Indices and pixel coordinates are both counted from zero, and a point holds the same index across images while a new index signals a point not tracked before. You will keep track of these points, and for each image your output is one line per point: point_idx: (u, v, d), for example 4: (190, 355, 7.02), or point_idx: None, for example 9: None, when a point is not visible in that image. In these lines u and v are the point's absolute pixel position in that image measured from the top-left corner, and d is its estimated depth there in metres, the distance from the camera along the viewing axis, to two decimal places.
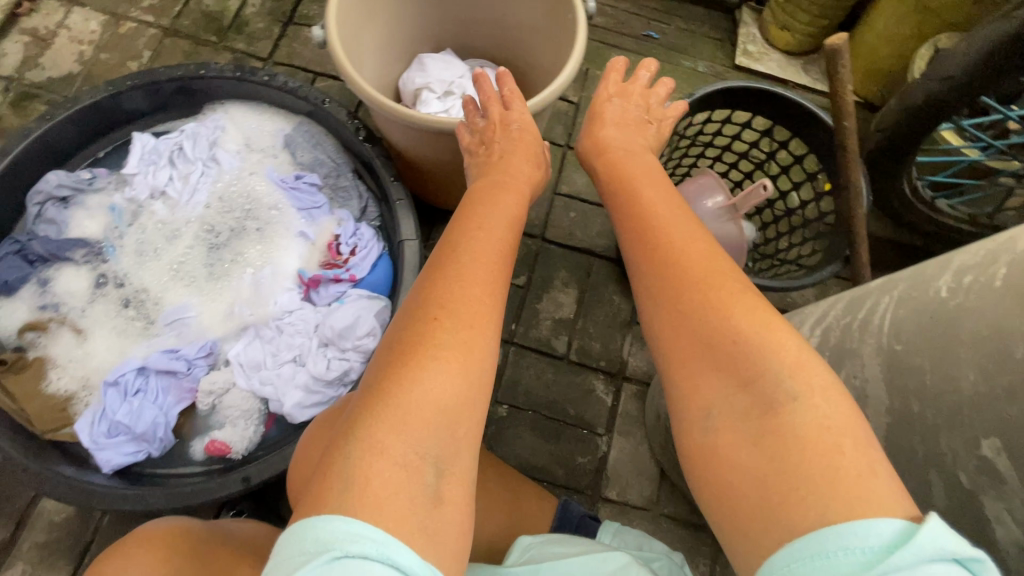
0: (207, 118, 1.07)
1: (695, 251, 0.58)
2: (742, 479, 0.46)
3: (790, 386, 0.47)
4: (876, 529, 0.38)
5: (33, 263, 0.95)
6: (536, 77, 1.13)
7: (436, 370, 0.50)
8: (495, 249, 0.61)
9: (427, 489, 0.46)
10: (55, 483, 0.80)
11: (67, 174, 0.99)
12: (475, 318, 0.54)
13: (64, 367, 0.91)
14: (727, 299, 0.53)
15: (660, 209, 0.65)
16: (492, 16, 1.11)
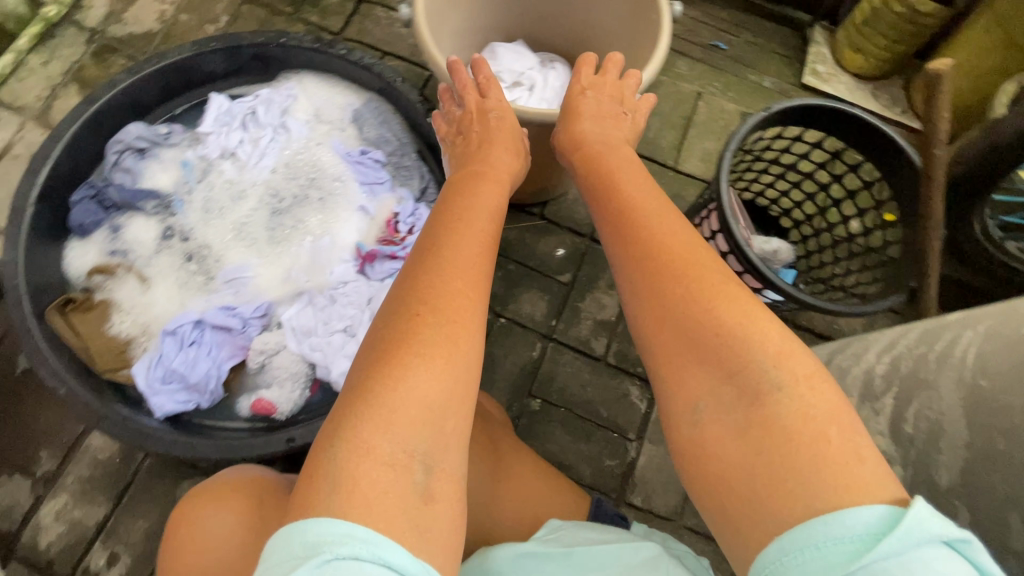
0: (281, 85, 1.09)
1: (676, 241, 0.60)
2: (732, 472, 0.50)
3: (776, 377, 0.50)
4: (863, 517, 0.42)
5: (107, 209, 0.98)
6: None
7: (421, 370, 0.51)
8: (477, 243, 0.62)
9: (416, 485, 0.48)
10: (112, 421, 0.83)
11: (146, 127, 1.02)
12: (457, 312, 0.55)
13: (127, 312, 0.94)
14: (711, 290, 0.55)
15: (641, 200, 0.66)
16: (570, 11, 1.11)
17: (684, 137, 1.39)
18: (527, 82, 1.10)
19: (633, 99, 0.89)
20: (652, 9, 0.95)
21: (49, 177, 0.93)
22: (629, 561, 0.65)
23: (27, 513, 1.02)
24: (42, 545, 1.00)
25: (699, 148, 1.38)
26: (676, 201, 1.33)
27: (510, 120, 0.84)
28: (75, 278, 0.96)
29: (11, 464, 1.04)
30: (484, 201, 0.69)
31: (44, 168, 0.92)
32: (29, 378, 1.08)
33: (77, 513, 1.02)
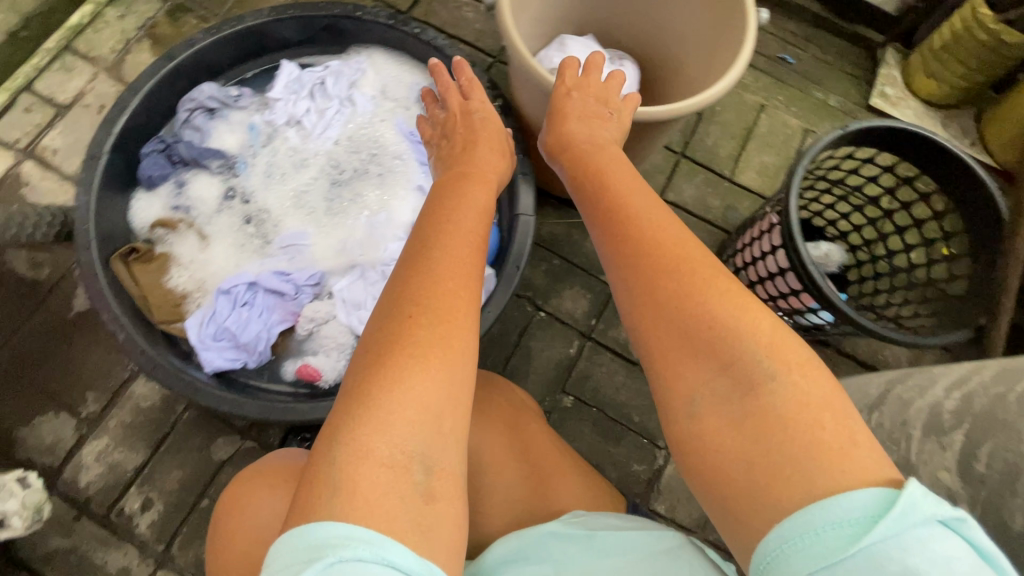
0: (351, 58, 1.09)
1: (667, 238, 0.60)
2: (730, 463, 0.50)
3: (770, 366, 0.50)
4: (858, 500, 0.42)
5: (174, 164, 1.00)
6: (677, 81, 1.11)
7: (419, 372, 0.51)
8: (468, 248, 0.62)
9: (416, 484, 0.48)
10: (165, 371, 0.85)
11: (218, 87, 1.03)
12: (450, 311, 0.56)
13: (185, 267, 0.96)
14: (704, 283, 0.55)
15: (632, 198, 0.66)
16: (646, 10, 1.09)
17: (743, 148, 1.36)
18: None
19: (619, 100, 0.88)
20: (737, 15, 0.93)
21: (124, 129, 0.95)
22: (650, 546, 0.64)
23: (70, 450, 1.05)
24: (82, 483, 1.04)
25: (757, 162, 1.35)
26: (728, 212, 1.31)
27: (490, 121, 0.84)
28: (138, 229, 0.98)
29: (59, 401, 1.07)
30: (470, 203, 0.69)
31: (120, 119, 0.93)
32: (82, 320, 1.11)
33: (117, 456, 1.05)
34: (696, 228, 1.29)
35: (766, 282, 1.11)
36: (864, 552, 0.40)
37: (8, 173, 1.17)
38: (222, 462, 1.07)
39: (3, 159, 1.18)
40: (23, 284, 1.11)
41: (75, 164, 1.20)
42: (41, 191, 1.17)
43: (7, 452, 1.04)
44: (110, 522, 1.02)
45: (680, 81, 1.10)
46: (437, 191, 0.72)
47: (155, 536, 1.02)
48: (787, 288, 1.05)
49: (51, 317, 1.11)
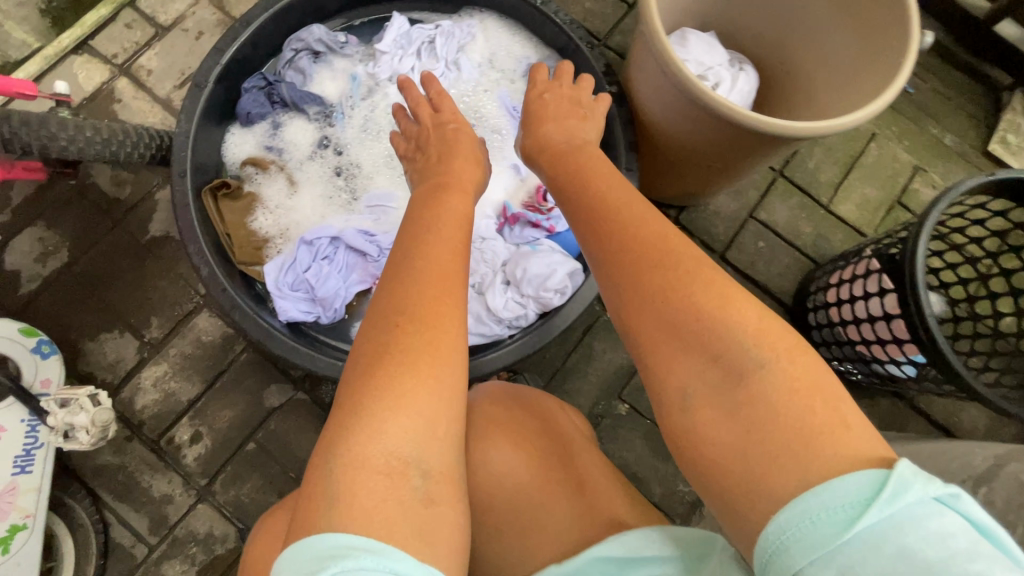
0: (462, 21, 1.04)
1: (647, 233, 0.59)
2: (726, 456, 0.49)
3: (758, 354, 0.49)
4: (854, 484, 0.42)
5: (273, 104, 0.97)
6: (802, 97, 1.04)
7: (410, 383, 0.55)
8: (450, 258, 0.65)
9: (413, 485, 0.52)
10: (243, 313, 0.84)
11: (327, 31, 0.99)
12: (435, 318, 0.59)
13: (272, 210, 0.95)
14: (693, 275, 0.54)
15: (611, 199, 0.65)
16: (784, 15, 1.01)
17: (844, 177, 1.28)
18: (712, 79, 1.03)
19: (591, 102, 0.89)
20: (896, 38, 0.85)
21: (231, 61, 0.92)
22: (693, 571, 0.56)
23: (130, 371, 1.06)
24: (137, 405, 1.05)
25: (857, 193, 1.27)
26: (818, 242, 1.24)
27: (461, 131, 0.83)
28: (230, 166, 0.97)
29: (125, 322, 1.08)
30: (449, 216, 0.71)
31: (230, 50, 0.91)
32: (157, 245, 1.11)
33: (173, 385, 1.06)
34: (783, 252, 1.23)
35: (843, 326, 1.06)
36: (860, 535, 0.40)
37: (103, 86, 1.17)
38: (272, 409, 1.07)
39: (99, 72, 1.17)
40: (104, 200, 1.11)
41: (168, 87, 1.18)
42: (131, 110, 1.17)
43: (72, 363, 1.06)
44: (158, 448, 1.03)
45: (805, 98, 1.02)
46: (418, 203, 0.73)
47: (200, 469, 1.03)
48: (870, 336, 0.99)
49: (127, 237, 1.11)
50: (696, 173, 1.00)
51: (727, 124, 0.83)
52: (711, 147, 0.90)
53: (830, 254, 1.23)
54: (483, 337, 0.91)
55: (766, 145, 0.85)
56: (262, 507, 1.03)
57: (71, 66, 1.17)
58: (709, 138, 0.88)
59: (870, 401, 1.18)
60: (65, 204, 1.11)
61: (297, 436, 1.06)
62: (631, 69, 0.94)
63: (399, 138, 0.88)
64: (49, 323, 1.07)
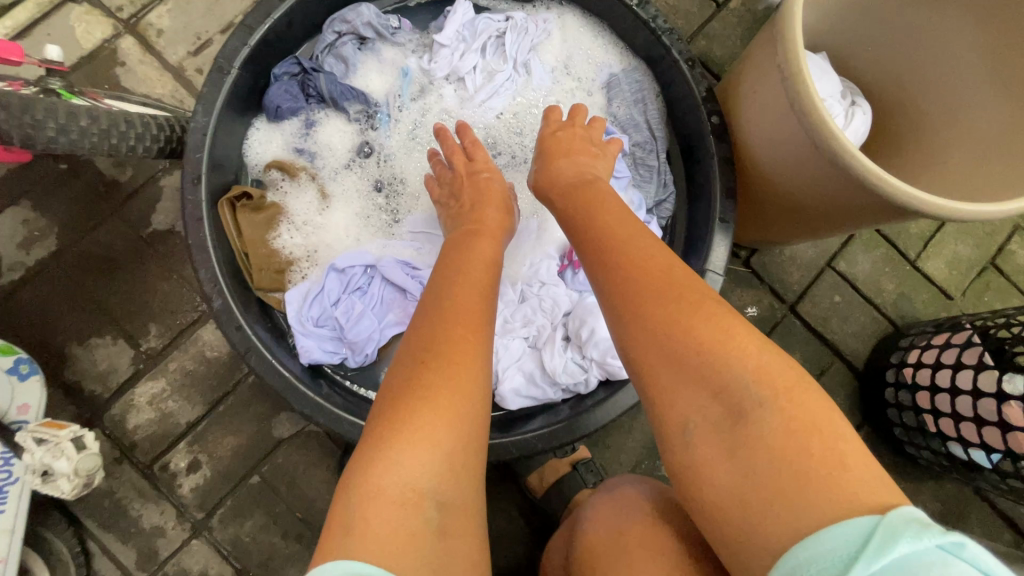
0: (538, 14, 0.88)
1: (654, 268, 0.55)
2: (725, 497, 0.45)
3: (755, 391, 0.45)
4: (840, 534, 0.38)
5: (307, 98, 0.82)
6: (915, 152, 0.85)
7: (429, 413, 0.50)
8: (465, 309, 0.57)
9: (428, 519, 0.46)
10: (261, 357, 0.71)
11: (378, 13, 0.82)
12: (459, 352, 0.54)
13: (298, 226, 0.80)
14: (702, 314, 0.50)
15: (619, 232, 0.60)
16: (926, 55, 0.83)
17: (938, 229, 1.13)
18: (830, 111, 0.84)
19: (603, 142, 0.79)
20: None
21: (262, 42, 0.76)
22: None
23: (122, 385, 0.94)
24: (129, 425, 0.93)
25: (949, 249, 1.13)
26: (900, 300, 1.11)
27: (495, 177, 0.75)
28: (252, 168, 0.82)
29: (120, 328, 0.95)
30: (474, 273, 0.62)
31: (262, 28, 0.75)
32: (159, 241, 0.97)
33: (171, 405, 0.94)
34: (860, 309, 1.10)
35: (922, 413, 0.93)
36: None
37: (104, 45, 0.99)
38: (281, 440, 0.95)
39: (100, 27, 0.99)
40: (100, 183, 0.96)
41: (179, 53, 1.00)
42: (136, 77, 0.99)
43: (57, 370, 0.93)
44: (151, 474, 0.93)
45: (922, 154, 0.83)
46: (452, 255, 0.65)
47: (197, 502, 0.93)
48: (974, 438, 0.84)
49: (126, 229, 0.96)
50: (779, 224, 0.83)
51: (853, 185, 0.66)
52: (826, 206, 0.73)
53: (910, 315, 1.10)
54: (533, 401, 0.79)
55: (887, 216, 0.69)
56: (264, 548, 0.93)
57: (68, 18, 0.99)
58: (817, 191, 0.71)
59: (935, 483, 1.07)
60: (55, 185, 0.95)
61: (307, 473, 0.95)
62: (741, 89, 0.76)
63: (433, 184, 0.79)
64: (31, 322, 0.94)
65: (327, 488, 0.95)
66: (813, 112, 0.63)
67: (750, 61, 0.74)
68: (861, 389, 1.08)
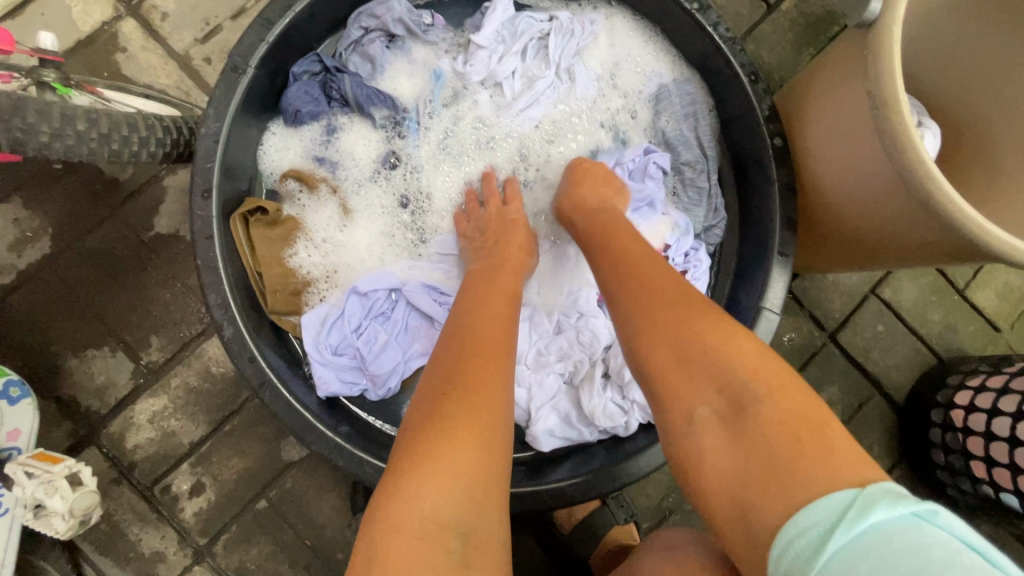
0: (584, 14, 0.80)
1: (674, 298, 0.48)
2: (723, 485, 0.41)
3: (754, 385, 0.42)
4: (819, 508, 0.36)
5: (330, 101, 0.75)
6: (988, 172, 0.69)
7: (453, 446, 0.43)
8: (492, 344, 0.51)
9: (451, 554, 0.40)
10: (275, 392, 0.64)
11: (410, 8, 0.75)
12: (482, 378, 0.47)
13: (317, 243, 0.73)
14: (728, 337, 0.45)
15: (643, 260, 0.54)
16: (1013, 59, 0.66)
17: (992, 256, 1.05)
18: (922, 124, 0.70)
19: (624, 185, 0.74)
20: None
21: (281, 38, 0.68)
22: None
23: (122, 401, 0.88)
24: (128, 444, 0.87)
25: (1002, 279, 1.05)
26: (946, 332, 1.04)
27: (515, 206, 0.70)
28: (267, 178, 0.75)
29: (119, 339, 0.88)
30: (497, 307, 0.56)
31: (281, 22, 0.67)
32: (161, 248, 0.89)
33: (173, 423, 0.88)
34: (903, 340, 1.04)
35: (970, 458, 0.87)
36: (828, 566, 0.34)
37: (104, 28, 0.90)
38: (289, 463, 0.89)
39: (99, 8, 0.90)
40: (98, 180, 0.88)
41: (186, 40, 0.92)
42: (138, 64, 0.91)
43: (50, 383, 0.87)
44: (152, 497, 0.87)
45: (989, 177, 0.68)
46: (476, 291, 0.58)
47: (200, 527, 0.87)
48: None
49: (125, 231, 0.89)
50: (828, 250, 0.75)
51: (938, 226, 0.57)
52: (910, 242, 0.63)
53: (956, 348, 1.04)
54: (567, 441, 0.74)
55: (983, 258, 0.58)
56: None
57: None
58: (897, 225, 0.62)
59: (972, 524, 1.01)
60: (48, 182, 0.88)
61: (317, 499, 0.89)
62: (811, 110, 0.68)
63: (461, 218, 0.74)
64: (23, 330, 0.87)
65: (337, 516, 0.88)
66: (907, 147, 0.54)
67: (826, 74, 0.65)
68: (900, 424, 1.02)
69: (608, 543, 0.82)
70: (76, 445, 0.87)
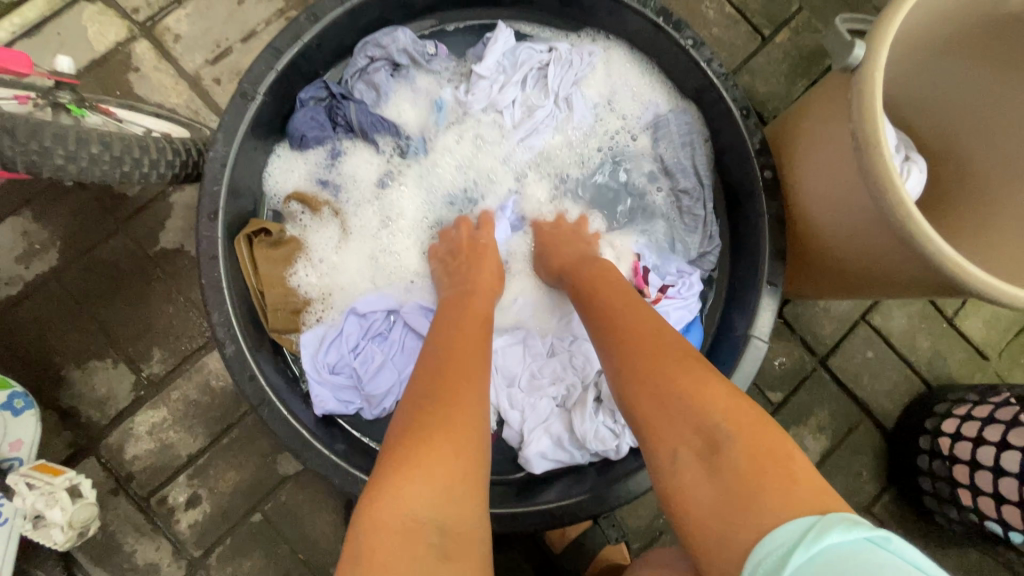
0: (582, 46, 0.83)
1: (655, 345, 0.52)
2: (703, 514, 0.43)
3: (726, 425, 0.45)
4: (783, 530, 0.38)
5: (335, 126, 0.77)
6: (969, 210, 0.71)
7: (430, 452, 0.45)
8: (469, 363, 0.54)
9: (431, 549, 0.41)
10: (273, 410, 0.66)
11: (414, 38, 0.78)
12: (456, 392, 0.50)
13: (318, 263, 0.76)
14: (699, 385, 0.48)
15: (628, 307, 0.58)
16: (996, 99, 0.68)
17: None
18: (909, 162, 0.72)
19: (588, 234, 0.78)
20: None
21: (289, 66, 0.71)
22: None
23: (121, 412, 0.89)
24: (127, 455, 0.89)
25: (989, 307, 1.07)
26: (935, 359, 1.06)
27: (488, 235, 0.75)
28: (271, 198, 0.77)
29: (121, 351, 0.90)
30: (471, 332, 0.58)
31: (290, 51, 0.70)
32: (166, 261, 0.91)
33: (171, 435, 0.89)
34: (892, 365, 1.06)
35: (956, 485, 0.88)
36: None
37: (118, 48, 0.93)
38: (285, 477, 0.90)
39: (113, 28, 0.93)
40: (106, 195, 0.90)
41: (197, 61, 0.94)
42: (150, 84, 0.93)
43: (52, 393, 0.88)
44: (149, 509, 0.88)
45: (973, 215, 0.70)
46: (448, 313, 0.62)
47: (195, 539, 0.88)
48: (1017, 524, 0.78)
49: (131, 245, 0.91)
50: (819, 286, 0.78)
51: (916, 260, 0.59)
52: (892, 275, 0.65)
53: (944, 375, 1.05)
54: (559, 463, 0.76)
55: (952, 290, 0.61)
56: None
57: (80, 16, 0.93)
58: (879, 259, 0.64)
59: (960, 549, 1.02)
60: (59, 197, 0.90)
61: (311, 513, 0.90)
62: (797, 151, 0.71)
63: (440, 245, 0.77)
64: (28, 340, 0.89)
65: (331, 531, 0.90)
66: (891, 188, 0.56)
67: (812, 112, 0.69)
68: (889, 449, 1.03)
69: (599, 561, 0.82)
70: (75, 455, 0.88)
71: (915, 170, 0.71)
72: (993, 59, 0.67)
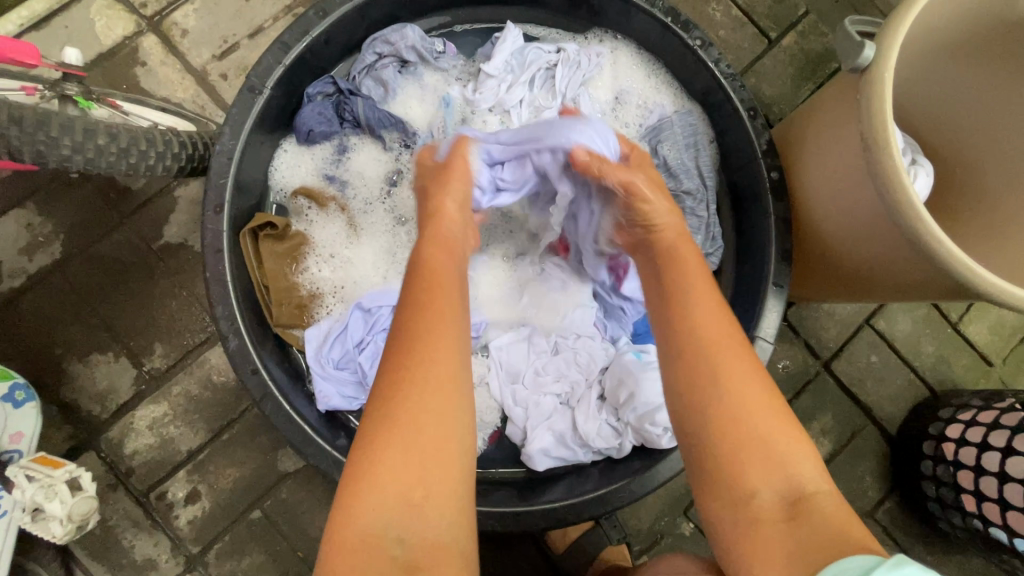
0: (590, 46, 0.83)
1: (745, 372, 0.49)
2: (766, 554, 0.43)
3: (814, 479, 0.46)
4: (849, 562, 0.38)
5: (342, 122, 0.77)
6: (974, 213, 0.71)
7: (379, 462, 0.44)
8: (423, 340, 0.48)
9: (394, 559, 0.42)
10: (276, 404, 0.66)
11: (423, 36, 0.78)
12: (407, 376, 0.46)
13: (325, 258, 0.76)
14: (790, 437, 0.47)
15: (701, 307, 0.53)
16: (1004, 102, 0.68)
17: None
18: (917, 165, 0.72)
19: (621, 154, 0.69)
20: None
21: (298, 60, 0.71)
22: None
23: (122, 406, 0.89)
24: (127, 450, 0.88)
25: (993, 313, 1.07)
26: (939, 364, 1.05)
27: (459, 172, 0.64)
28: (276, 193, 0.77)
29: (122, 344, 0.89)
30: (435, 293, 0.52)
31: (298, 46, 0.70)
32: (169, 256, 0.91)
33: (172, 430, 0.89)
34: (895, 370, 1.05)
35: (961, 492, 0.88)
36: None
37: (125, 42, 0.93)
38: (285, 474, 0.89)
39: (121, 23, 0.93)
40: (111, 189, 0.90)
41: (204, 56, 0.94)
42: (157, 78, 0.93)
43: (53, 386, 0.88)
44: (149, 504, 0.88)
45: (980, 219, 0.70)
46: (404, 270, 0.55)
47: (194, 535, 0.88)
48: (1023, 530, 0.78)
49: (135, 239, 0.90)
50: (821, 286, 0.78)
51: (925, 266, 0.59)
52: (898, 278, 0.64)
53: (948, 380, 1.05)
54: (562, 461, 0.76)
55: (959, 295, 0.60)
56: None
57: (88, 10, 0.93)
58: (892, 266, 0.64)
59: (963, 556, 1.02)
60: (63, 189, 0.90)
61: (310, 511, 0.89)
62: (807, 144, 0.70)
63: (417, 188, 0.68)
64: (29, 333, 0.88)
65: None
66: (898, 191, 0.56)
67: (824, 108, 0.67)
68: (893, 454, 1.03)
69: (602, 562, 0.82)
70: (74, 450, 0.87)
71: (922, 174, 0.71)
72: (1001, 62, 0.67)
